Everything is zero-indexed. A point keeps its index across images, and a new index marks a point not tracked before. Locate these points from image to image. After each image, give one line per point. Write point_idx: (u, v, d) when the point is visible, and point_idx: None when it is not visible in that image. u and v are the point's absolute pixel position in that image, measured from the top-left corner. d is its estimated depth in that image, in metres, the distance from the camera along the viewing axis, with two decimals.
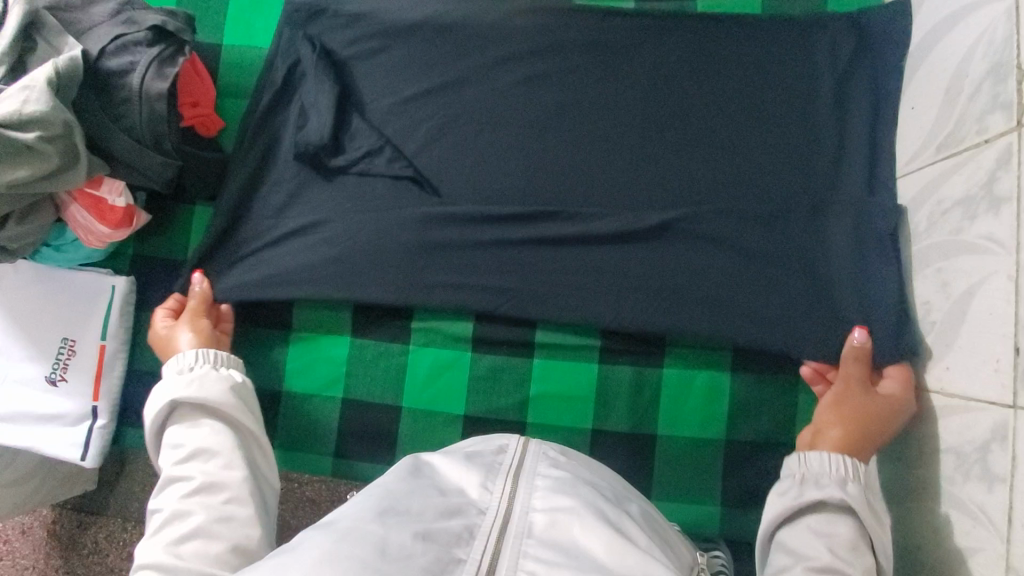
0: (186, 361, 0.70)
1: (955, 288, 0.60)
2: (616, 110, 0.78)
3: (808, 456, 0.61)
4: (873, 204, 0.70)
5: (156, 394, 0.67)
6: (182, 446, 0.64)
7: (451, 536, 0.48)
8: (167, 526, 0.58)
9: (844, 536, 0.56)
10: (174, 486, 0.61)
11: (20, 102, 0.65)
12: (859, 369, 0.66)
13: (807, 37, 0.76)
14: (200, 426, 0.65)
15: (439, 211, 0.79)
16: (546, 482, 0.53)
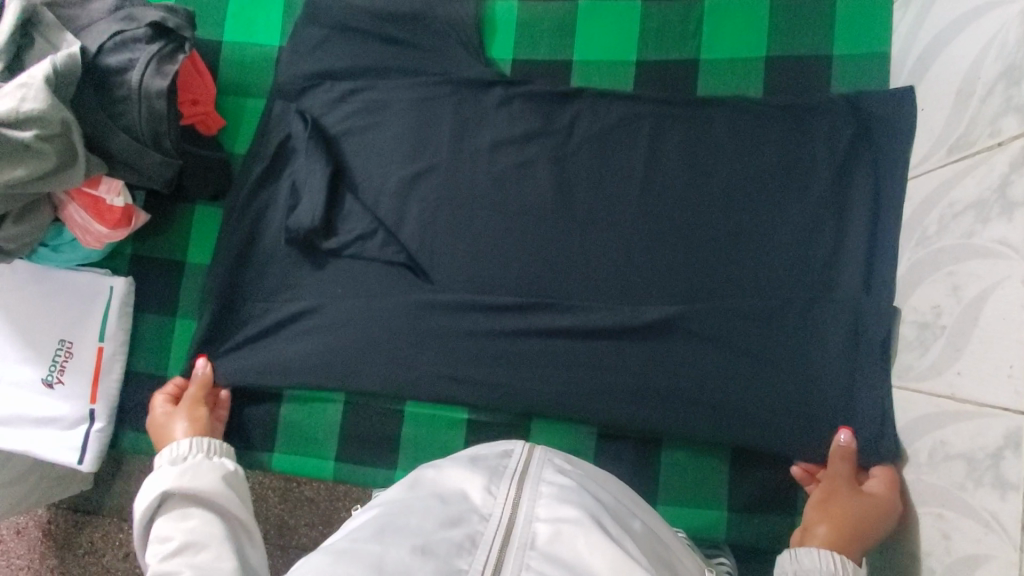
0: (181, 454, 0.68)
1: (966, 293, 0.59)
2: (617, 180, 0.78)
3: (799, 554, 0.63)
4: (868, 303, 0.71)
5: (147, 489, 0.64)
6: (172, 539, 0.58)
7: (452, 546, 0.46)
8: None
9: None
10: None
11: (17, 100, 0.64)
12: (845, 470, 0.68)
13: (805, 125, 0.76)
14: (190, 519, 0.60)
15: (432, 299, 0.78)
16: (551, 489, 0.52)
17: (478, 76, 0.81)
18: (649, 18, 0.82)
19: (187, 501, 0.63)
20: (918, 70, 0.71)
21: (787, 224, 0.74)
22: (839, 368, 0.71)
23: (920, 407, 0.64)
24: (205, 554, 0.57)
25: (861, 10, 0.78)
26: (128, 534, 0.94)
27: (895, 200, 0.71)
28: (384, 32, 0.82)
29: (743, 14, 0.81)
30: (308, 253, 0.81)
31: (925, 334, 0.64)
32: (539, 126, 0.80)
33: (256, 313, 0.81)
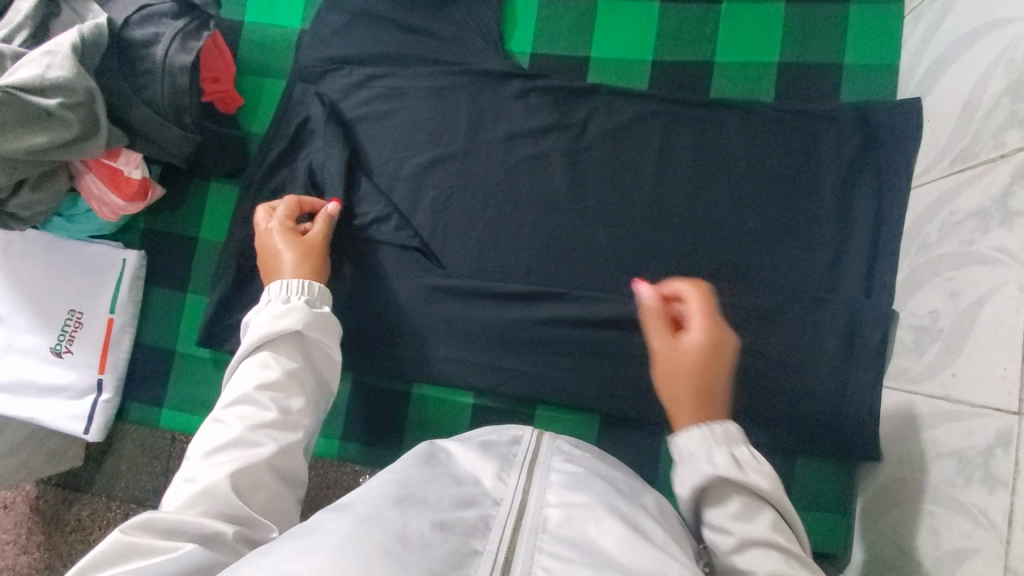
0: (308, 293, 0.66)
1: (964, 297, 0.61)
2: (630, 171, 0.80)
3: (676, 440, 0.57)
4: (869, 303, 0.72)
5: (267, 310, 0.63)
6: (273, 373, 0.60)
7: (468, 526, 0.47)
8: (231, 446, 0.55)
9: (738, 507, 0.52)
10: (245, 407, 0.58)
11: (43, 67, 0.65)
12: (657, 323, 0.63)
13: (814, 128, 0.78)
14: (298, 366, 0.62)
15: (443, 283, 0.79)
16: (560, 478, 0.54)
17: (497, 68, 0.82)
18: (667, 18, 0.84)
19: (298, 345, 0.63)
20: (925, 82, 0.74)
21: (793, 226, 0.76)
22: (838, 368, 0.73)
23: (915, 407, 0.66)
24: (292, 402, 0.60)
25: (872, 21, 0.80)
26: (116, 513, 0.90)
27: (898, 208, 0.74)
28: (407, 20, 0.83)
29: (759, 20, 0.82)
30: None
31: (923, 337, 0.66)
32: (554, 119, 0.81)
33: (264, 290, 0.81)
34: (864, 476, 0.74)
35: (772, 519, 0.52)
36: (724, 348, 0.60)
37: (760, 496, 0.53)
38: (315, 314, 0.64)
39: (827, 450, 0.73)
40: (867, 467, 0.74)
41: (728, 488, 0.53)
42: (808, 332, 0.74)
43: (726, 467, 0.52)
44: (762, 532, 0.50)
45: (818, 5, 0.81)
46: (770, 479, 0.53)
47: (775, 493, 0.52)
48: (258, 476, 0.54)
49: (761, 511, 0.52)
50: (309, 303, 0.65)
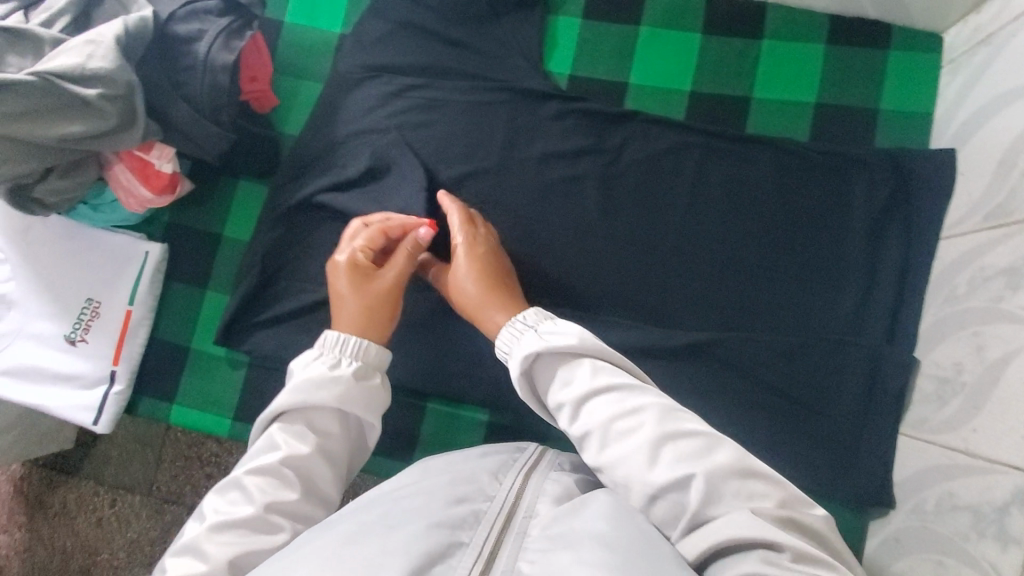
0: (361, 360, 0.63)
1: (990, 354, 0.62)
2: (661, 200, 0.80)
3: (501, 340, 0.64)
4: (890, 350, 0.73)
5: (312, 372, 0.60)
6: (305, 447, 0.58)
7: (457, 519, 0.48)
8: (245, 524, 0.53)
9: (566, 377, 0.58)
10: (269, 479, 0.56)
11: (84, 56, 0.64)
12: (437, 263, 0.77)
13: (846, 172, 0.78)
14: (329, 443, 0.59)
15: None
16: (554, 489, 0.54)
17: (536, 87, 0.83)
18: (707, 50, 0.85)
19: (335, 416, 0.60)
20: (960, 135, 0.75)
21: (819, 267, 0.77)
22: (855, 411, 0.74)
23: (934, 457, 0.67)
24: (316, 480, 0.58)
25: (910, 71, 0.81)
26: (102, 499, 0.90)
27: (926, 257, 0.75)
28: (449, 33, 0.84)
29: (798, 59, 0.83)
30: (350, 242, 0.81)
31: (946, 388, 0.67)
32: (589, 143, 0.81)
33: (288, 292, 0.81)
34: (874, 521, 0.75)
35: (601, 372, 0.57)
36: (491, 246, 0.75)
37: (574, 352, 0.59)
38: (358, 391, 0.61)
39: (839, 492, 0.73)
40: (877, 511, 0.74)
41: (551, 360, 0.59)
42: (829, 374, 0.74)
43: (532, 344, 0.59)
44: (584, 386, 0.56)
45: (857, 49, 0.82)
46: (577, 336, 0.59)
47: (587, 345, 0.58)
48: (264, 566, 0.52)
49: (579, 365, 0.58)
50: (359, 372, 0.62)
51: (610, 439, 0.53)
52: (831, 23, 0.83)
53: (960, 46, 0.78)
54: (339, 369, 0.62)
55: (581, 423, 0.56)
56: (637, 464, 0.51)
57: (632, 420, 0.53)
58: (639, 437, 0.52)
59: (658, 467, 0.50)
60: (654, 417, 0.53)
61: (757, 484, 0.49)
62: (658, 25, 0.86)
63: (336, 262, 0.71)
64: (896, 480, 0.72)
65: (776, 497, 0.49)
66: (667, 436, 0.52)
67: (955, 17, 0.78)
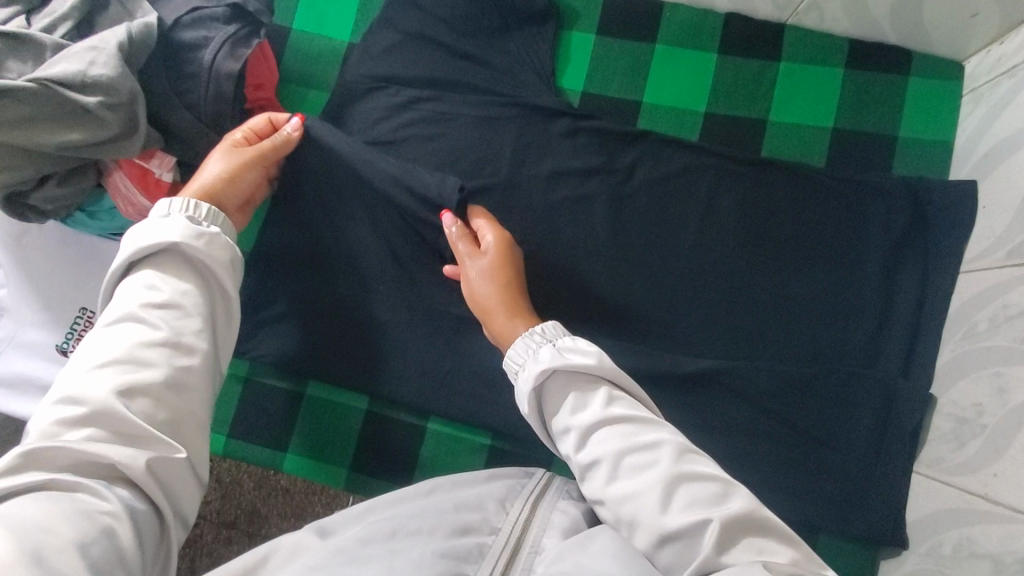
0: (197, 211, 0.60)
1: (1012, 397, 0.60)
2: (674, 222, 0.78)
3: (510, 355, 0.62)
4: (907, 386, 0.71)
5: (147, 226, 0.57)
6: (160, 292, 0.55)
7: (463, 551, 0.47)
8: (116, 365, 0.50)
9: (579, 399, 0.56)
10: (128, 328, 0.53)
11: (86, 63, 0.62)
12: (464, 247, 0.72)
13: (864, 199, 0.76)
14: (185, 283, 0.57)
15: (474, 319, 0.77)
16: (563, 521, 0.52)
17: (548, 104, 0.81)
18: (723, 71, 0.83)
19: (183, 261, 0.57)
20: (982, 166, 0.73)
21: (835, 297, 0.75)
22: (869, 447, 0.71)
23: (952, 499, 0.65)
24: (187, 322, 0.55)
25: (930, 97, 0.80)
26: None
27: (944, 290, 0.73)
28: (459, 46, 0.82)
29: (815, 82, 0.81)
30: (352, 255, 0.79)
31: (964, 429, 0.66)
32: (600, 162, 0.79)
33: (287, 305, 0.79)
34: (886, 561, 0.72)
35: (619, 394, 0.57)
36: (517, 257, 0.74)
37: (589, 376, 0.57)
38: (196, 230, 0.58)
39: (853, 530, 0.71)
40: (890, 551, 0.72)
41: (564, 379, 0.58)
42: (843, 407, 0.72)
43: (549, 359, 0.57)
44: (597, 414, 0.54)
45: (877, 74, 0.81)
46: (596, 357, 0.57)
47: (604, 369, 0.57)
48: (151, 398, 0.50)
49: (595, 391, 0.56)
50: (194, 220, 0.59)
51: (620, 472, 0.52)
52: (850, 46, 0.82)
53: (982, 75, 0.76)
54: (171, 218, 0.58)
55: (590, 451, 0.54)
56: (650, 502, 0.49)
57: (647, 455, 0.52)
58: (651, 475, 0.50)
59: (671, 511, 0.48)
60: (669, 455, 0.51)
61: (767, 541, 0.47)
62: (673, 44, 0.84)
63: (226, 136, 0.71)
64: (910, 519, 0.70)
65: (789, 556, 0.46)
66: (683, 477, 0.50)
67: (977, 45, 0.77)
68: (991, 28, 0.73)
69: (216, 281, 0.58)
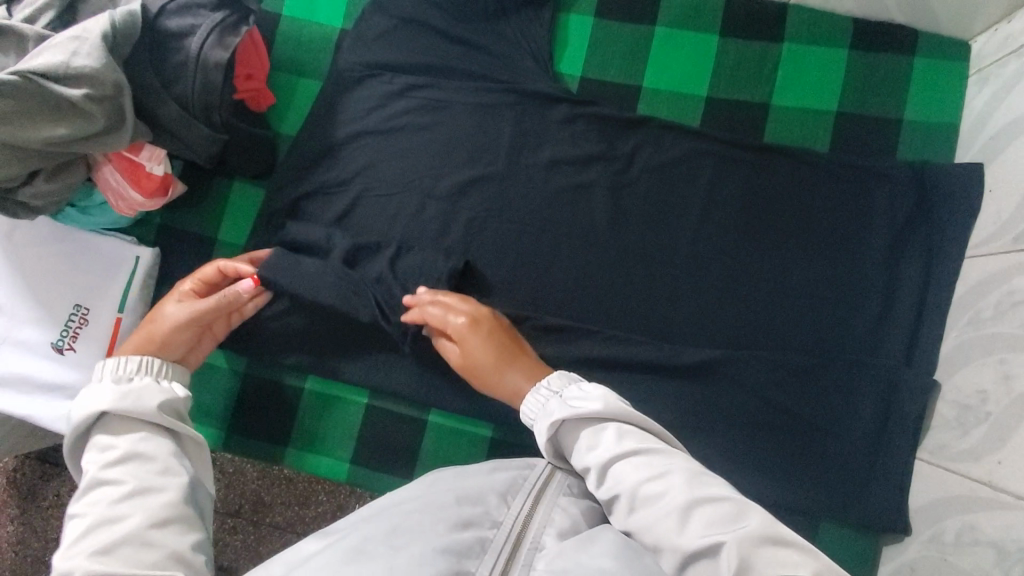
0: (125, 366, 0.58)
1: (1016, 383, 0.59)
2: (675, 210, 0.77)
3: (523, 408, 0.61)
4: (909, 373, 0.71)
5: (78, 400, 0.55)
6: (113, 449, 0.52)
7: (464, 547, 0.47)
8: (90, 533, 0.48)
9: (590, 443, 0.55)
10: (97, 492, 0.50)
11: (69, 53, 0.60)
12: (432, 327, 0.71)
13: (868, 184, 0.75)
14: (142, 431, 0.54)
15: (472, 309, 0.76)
16: (562, 521, 0.52)
17: (545, 89, 0.79)
18: (725, 53, 0.81)
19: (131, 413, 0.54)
20: (988, 149, 0.72)
21: (838, 283, 0.74)
22: (872, 434, 0.71)
23: (954, 486, 0.65)
24: (149, 463, 0.52)
25: (936, 78, 0.78)
26: None
27: (950, 276, 0.72)
28: (454, 31, 0.80)
29: (820, 64, 0.80)
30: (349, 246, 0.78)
31: (967, 416, 0.65)
32: (600, 149, 0.78)
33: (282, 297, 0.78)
34: (888, 546, 0.72)
35: (631, 428, 0.55)
36: (492, 322, 0.70)
37: (598, 417, 0.56)
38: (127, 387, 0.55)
39: (854, 517, 0.71)
40: (893, 536, 0.72)
41: (574, 426, 0.57)
42: (846, 395, 0.72)
43: (557, 411, 0.56)
44: (608, 452, 0.53)
45: (883, 54, 0.79)
46: (602, 400, 0.56)
47: (611, 410, 0.55)
48: (132, 547, 0.47)
49: (604, 430, 0.55)
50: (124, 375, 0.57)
51: (638, 504, 0.51)
52: (856, 26, 0.80)
53: (988, 55, 0.75)
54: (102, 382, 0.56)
55: (609, 488, 0.52)
56: (665, 528, 0.48)
57: (660, 486, 0.50)
58: (667, 503, 0.49)
59: (688, 532, 0.48)
60: (682, 483, 0.50)
61: (787, 552, 0.45)
62: (673, 25, 0.82)
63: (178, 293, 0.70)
64: (913, 505, 0.70)
65: (811, 567, 0.44)
66: (697, 501, 0.49)
67: (983, 24, 0.75)
68: (997, 7, 0.72)
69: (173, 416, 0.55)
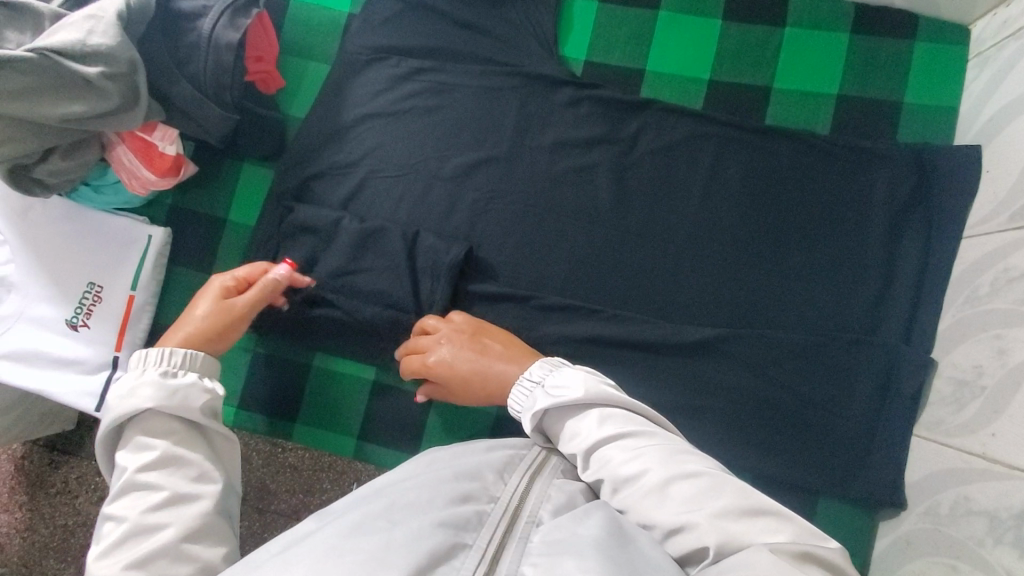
0: (170, 359, 0.58)
1: (1011, 357, 0.61)
2: (676, 191, 0.78)
3: (511, 405, 0.62)
4: (907, 352, 0.72)
5: (118, 390, 0.56)
6: (150, 453, 0.53)
7: (461, 519, 0.46)
8: (127, 538, 0.49)
9: (571, 430, 0.56)
10: (133, 496, 0.52)
11: (85, 31, 0.62)
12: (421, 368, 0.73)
13: (867, 167, 0.76)
14: (178, 436, 0.55)
15: (476, 288, 0.77)
16: (559, 496, 0.52)
17: (551, 73, 0.80)
18: (728, 38, 0.82)
19: (167, 415, 0.56)
20: (985, 132, 0.73)
21: (836, 263, 0.75)
22: (868, 412, 0.73)
23: (950, 460, 0.66)
24: (183, 472, 0.54)
25: (936, 63, 0.79)
26: (105, 479, 0.89)
27: (948, 255, 0.73)
28: (460, 15, 0.81)
29: (822, 48, 0.81)
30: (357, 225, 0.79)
31: (964, 391, 0.67)
32: (603, 132, 0.79)
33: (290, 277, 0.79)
34: (885, 522, 0.74)
35: (615, 411, 0.56)
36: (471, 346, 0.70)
37: (580, 404, 0.57)
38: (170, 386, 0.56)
39: (851, 493, 0.72)
40: (889, 512, 0.73)
41: (559, 413, 0.58)
42: (844, 373, 0.73)
43: (540, 401, 0.58)
44: (589, 436, 0.54)
45: (884, 39, 0.80)
46: (581, 387, 0.57)
47: (589, 395, 0.56)
48: (167, 558, 0.49)
49: (586, 416, 0.56)
50: (168, 370, 0.58)
51: (620, 484, 0.51)
52: (857, 11, 0.81)
53: (987, 39, 0.76)
54: (146, 376, 0.56)
55: (594, 471, 0.53)
56: (645, 506, 0.49)
57: (637, 469, 0.51)
58: (647, 481, 0.50)
59: (668, 508, 0.48)
60: (660, 461, 0.51)
61: (763, 522, 0.46)
62: (677, 10, 0.83)
63: (214, 285, 0.71)
64: (910, 481, 0.72)
65: (789, 533, 0.45)
66: (675, 476, 0.50)
67: (983, 8, 0.76)
68: None
69: (206, 423, 0.57)
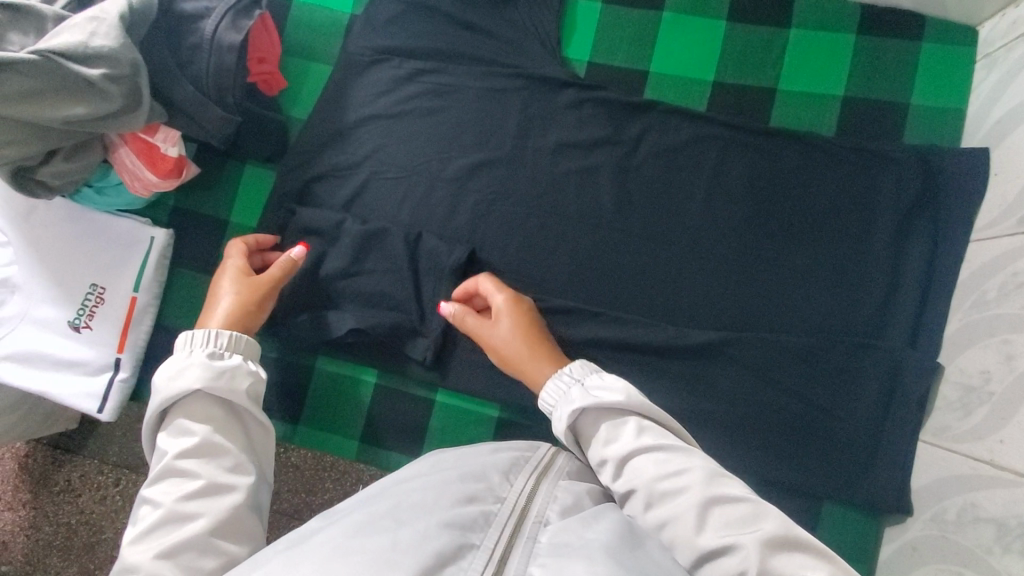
0: (218, 342, 0.59)
1: (1019, 363, 0.60)
2: (680, 193, 0.77)
3: (544, 399, 0.61)
4: (913, 358, 0.71)
5: (166, 371, 0.57)
6: (191, 438, 0.54)
7: (468, 520, 0.45)
8: (160, 525, 0.50)
9: (607, 436, 0.56)
10: (172, 480, 0.52)
11: (88, 33, 0.62)
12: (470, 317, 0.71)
13: (874, 168, 0.75)
14: (218, 421, 0.55)
15: None
16: (565, 498, 0.51)
17: (554, 74, 0.80)
18: (732, 39, 0.81)
19: (209, 400, 0.56)
20: (993, 135, 0.72)
21: (842, 266, 0.75)
22: (874, 416, 0.72)
23: (957, 466, 0.65)
24: (222, 460, 0.54)
25: (943, 64, 0.78)
26: (107, 479, 0.89)
27: (955, 259, 0.72)
28: (463, 16, 0.81)
29: (827, 49, 0.80)
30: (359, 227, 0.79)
31: (971, 397, 0.66)
32: (606, 134, 0.78)
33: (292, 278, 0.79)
34: (890, 528, 0.73)
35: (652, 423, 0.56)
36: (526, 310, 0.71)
37: (619, 410, 0.57)
38: (214, 370, 0.56)
39: (857, 499, 0.71)
40: (895, 518, 0.72)
41: (595, 417, 0.57)
42: (850, 377, 0.72)
43: (579, 399, 0.57)
44: (628, 444, 0.54)
45: (890, 40, 0.79)
46: (624, 392, 0.57)
47: (632, 403, 0.56)
48: (196, 549, 0.48)
49: (624, 423, 0.56)
50: (214, 353, 0.58)
51: (654, 499, 0.51)
52: (863, 12, 0.80)
53: (995, 40, 0.75)
54: (194, 357, 0.57)
55: (626, 481, 0.53)
56: (680, 524, 0.48)
57: (675, 485, 0.50)
58: (684, 499, 0.49)
59: (705, 531, 0.48)
60: (700, 481, 0.50)
61: (802, 557, 0.45)
62: (681, 11, 0.82)
63: (228, 266, 0.71)
64: (916, 487, 0.71)
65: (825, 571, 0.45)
66: (714, 500, 0.49)
67: (991, 9, 0.75)
68: None
69: (246, 411, 0.57)
